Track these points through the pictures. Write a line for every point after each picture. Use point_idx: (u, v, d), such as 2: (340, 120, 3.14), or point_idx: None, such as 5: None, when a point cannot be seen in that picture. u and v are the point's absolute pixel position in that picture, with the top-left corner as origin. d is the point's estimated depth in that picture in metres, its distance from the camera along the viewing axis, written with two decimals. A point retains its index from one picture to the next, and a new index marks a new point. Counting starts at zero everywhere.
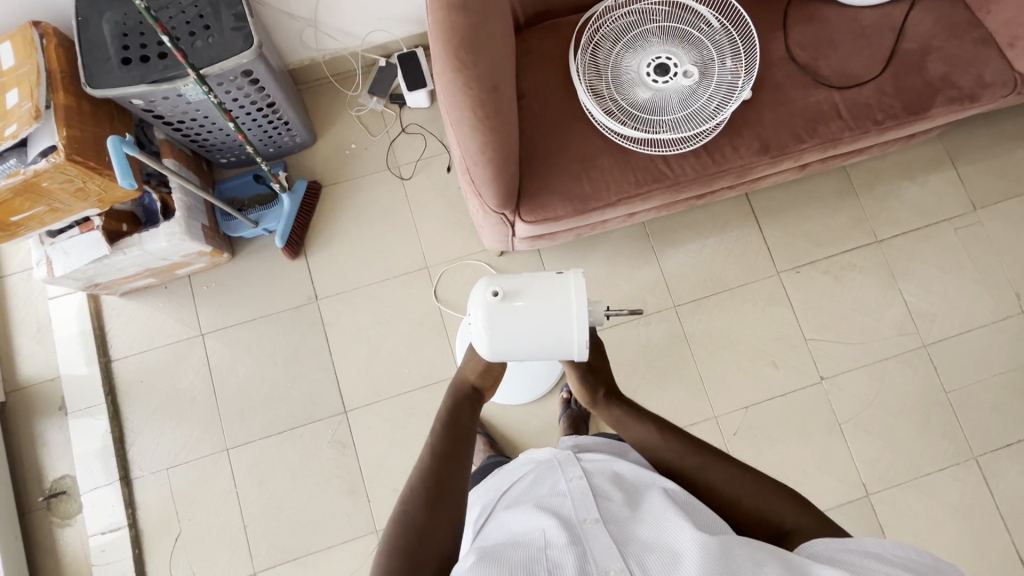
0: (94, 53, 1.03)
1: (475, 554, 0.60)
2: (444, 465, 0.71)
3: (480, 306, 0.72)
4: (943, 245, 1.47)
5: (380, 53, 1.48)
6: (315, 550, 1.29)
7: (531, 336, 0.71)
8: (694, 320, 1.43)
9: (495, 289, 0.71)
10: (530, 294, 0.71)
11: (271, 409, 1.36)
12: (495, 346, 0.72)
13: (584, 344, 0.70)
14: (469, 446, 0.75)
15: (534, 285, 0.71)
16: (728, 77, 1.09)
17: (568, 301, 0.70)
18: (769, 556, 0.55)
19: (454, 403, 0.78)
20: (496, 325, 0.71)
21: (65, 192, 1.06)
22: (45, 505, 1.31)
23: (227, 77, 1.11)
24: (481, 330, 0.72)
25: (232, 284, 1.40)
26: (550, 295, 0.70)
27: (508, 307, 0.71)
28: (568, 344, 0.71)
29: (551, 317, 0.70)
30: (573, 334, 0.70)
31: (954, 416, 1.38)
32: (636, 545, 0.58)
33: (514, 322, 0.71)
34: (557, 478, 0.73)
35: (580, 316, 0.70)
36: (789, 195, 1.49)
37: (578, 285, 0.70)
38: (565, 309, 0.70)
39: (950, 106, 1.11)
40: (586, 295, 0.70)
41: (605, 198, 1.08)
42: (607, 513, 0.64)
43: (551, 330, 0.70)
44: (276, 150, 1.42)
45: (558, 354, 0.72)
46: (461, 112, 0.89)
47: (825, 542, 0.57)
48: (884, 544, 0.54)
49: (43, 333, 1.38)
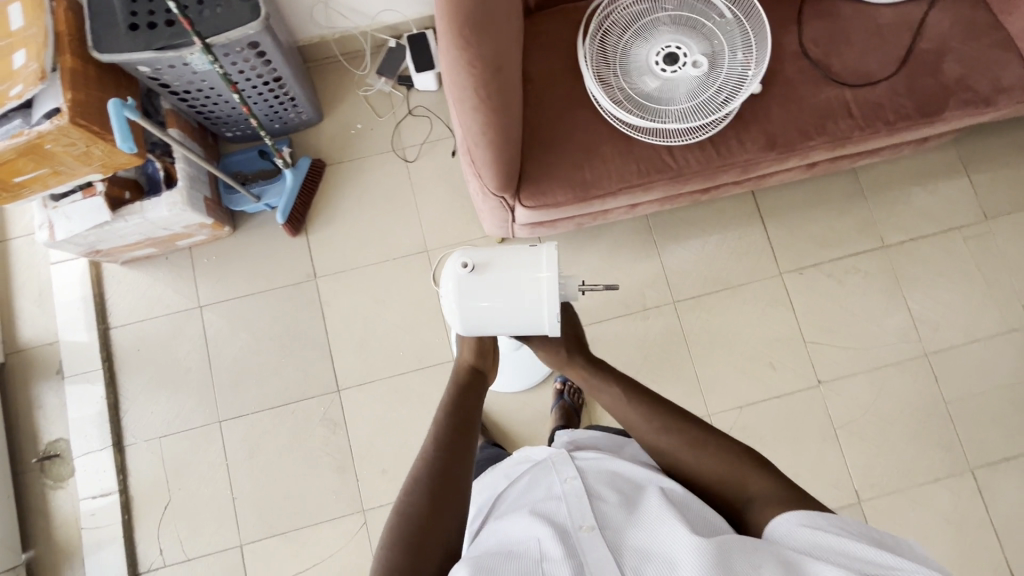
0: (102, 18, 1.03)
1: (468, 563, 0.58)
2: (449, 451, 0.70)
3: (451, 280, 0.71)
4: (951, 254, 1.44)
5: (389, 33, 1.47)
6: (301, 526, 1.30)
7: (502, 310, 0.71)
8: (693, 317, 1.42)
9: (466, 261, 0.71)
10: (501, 267, 0.71)
11: (265, 384, 1.36)
12: (466, 320, 0.72)
13: (555, 317, 0.71)
14: (475, 438, 0.74)
15: (505, 257, 0.71)
16: (738, 69, 1.07)
17: (539, 270, 0.70)
18: (763, 553, 0.54)
19: (459, 391, 0.77)
20: (467, 298, 0.71)
21: (69, 156, 1.06)
22: (39, 467, 1.33)
23: (234, 48, 1.10)
24: (452, 305, 0.72)
25: (232, 258, 1.41)
26: (521, 265, 0.70)
27: (480, 279, 0.71)
28: (539, 318, 0.72)
29: (522, 290, 0.70)
30: (544, 308, 0.71)
31: (952, 427, 1.36)
32: (634, 555, 0.57)
33: (485, 296, 0.71)
34: (552, 480, 0.71)
35: (551, 288, 0.70)
36: (796, 196, 1.48)
37: (550, 256, 0.70)
38: (536, 282, 0.70)
39: (965, 109, 1.09)
40: (557, 267, 0.70)
41: (606, 186, 1.07)
42: (603, 520, 0.62)
43: (523, 301, 0.70)
44: (282, 126, 1.42)
45: (529, 326, 0.72)
46: (464, 91, 0.88)
47: (791, 522, 0.58)
48: (846, 520, 0.56)
49: (44, 297, 1.39)
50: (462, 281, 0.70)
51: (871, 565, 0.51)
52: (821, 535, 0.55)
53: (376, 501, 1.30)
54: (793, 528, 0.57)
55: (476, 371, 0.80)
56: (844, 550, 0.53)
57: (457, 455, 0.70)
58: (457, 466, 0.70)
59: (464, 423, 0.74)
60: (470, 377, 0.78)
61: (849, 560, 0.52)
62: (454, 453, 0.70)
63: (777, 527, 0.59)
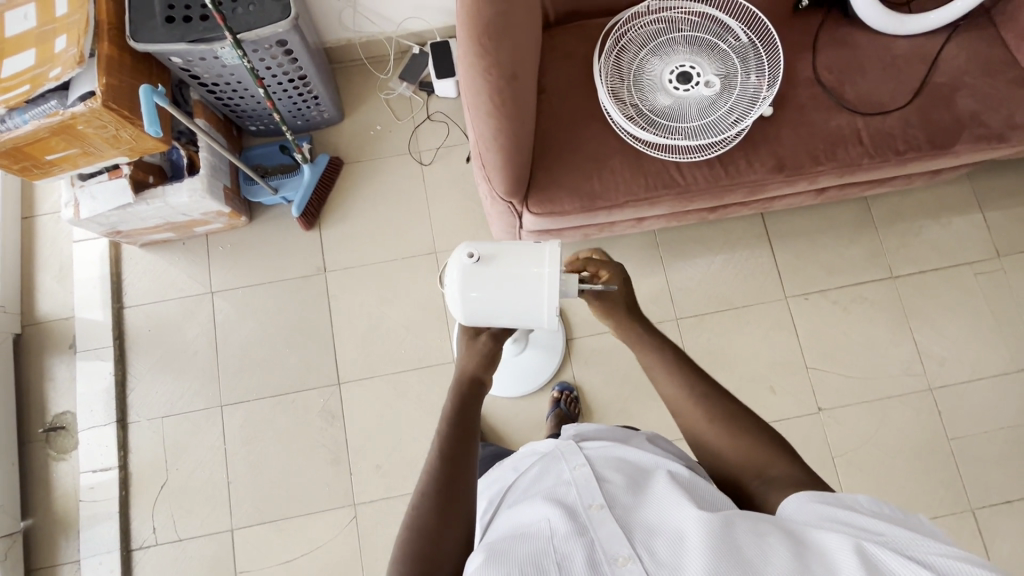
0: (140, 10, 1.08)
1: (484, 550, 0.59)
2: (457, 444, 0.70)
3: (455, 268, 0.73)
4: (961, 289, 1.43)
5: (414, 40, 1.51)
6: (292, 516, 1.31)
7: (502, 300, 0.72)
8: (694, 335, 1.42)
9: (471, 252, 0.73)
10: (504, 259, 0.72)
11: (267, 373, 1.39)
12: (466, 308, 0.74)
13: (554, 311, 0.72)
14: (472, 441, 0.72)
15: (510, 251, 0.73)
16: (750, 91, 1.09)
17: (541, 265, 0.72)
18: (765, 524, 0.55)
19: (459, 404, 0.73)
20: (469, 287, 0.73)
21: (99, 138, 1.11)
22: (44, 437, 1.37)
23: (262, 45, 1.15)
24: (454, 292, 0.74)
25: (246, 248, 1.45)
26: (524, 259, 0.72)
27: (482, 270, 0.73)
28: (539, 310, 0.73)
29: (523, 283, 0.71)
30: (544, 301, 0.72)
31: (954, 465, 1.34)
32: (644, 530, 0.57)
33: (487, 286, 0.72)
34: (561, 467, 0.71)
35: (551, 282, 0.71)
36: (804, 222, 1.48)
37: (553, 252, 0.72)
38: (539, 276, 0.71)
39: (977, 144, 1.09)
40: (559, 263, 0.71)
41: (614, 197, 1.08)
42: (614, 500, 0.62)
43: (523, 295, 0.72)
44: (304, 123, 1.46)
45: (528, 320, 0.74)
46: (478, 97, 0.90)
47: (793, 498, 0.60)
48: (861, 499, 0.56)
49: (64, 273, 1.44)
50: (464, 270, 0.72)
51: (865, 531, 0.51)
52: (819, 505, 0.56)
53: (368, 495, 1.31)
54: (795, 502, 0.59)
55: (478, 381, 0.75)
56: (845, 520, 0.53)
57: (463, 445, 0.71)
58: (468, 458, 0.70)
59: (468, 423, 0.72)
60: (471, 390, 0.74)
61: (842, 525, 0.53)
62: (460, 443, 0.70)
63: (784, 503, 0.60)
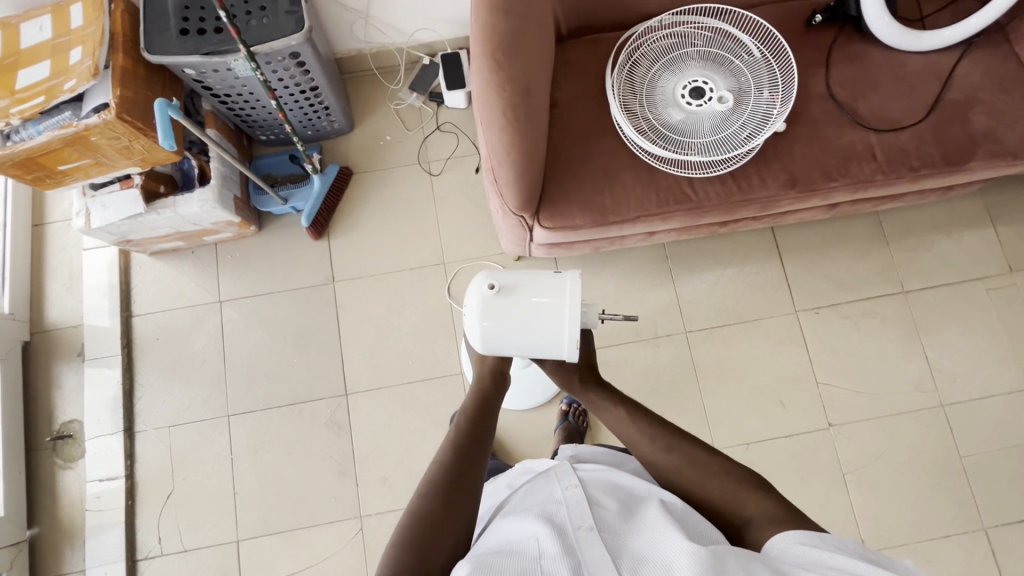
0: (155, 22, 1.09)
1: (469, 562, 0.58)
2: (465, 455, 0.72)
3: (476, 297, 0.76)
4: (973, 305, 1.42)
5: (424, 51, 1.52)
6: (298, 527, 1.30)
7: (523, 331, 0.75)
8: (704, 348, 1.41)
9: (492, 282, 0.76)
10: (524, 289, 0.75)
11: (275, 382, 1.39)
12: (487, 337, 0.77)
13: (574, 342, 0.74)
14: (481, 458, 0.73)
15: (530, 281, 0.76)
16: (763, 107, 1.08)
17: (562, 296, 0.75)
18: (751, 561, 0.55)
19: (481, 397, 0.80)
20: (490, 316, 0.75)
21: (112, 148, 1.11)
22: (51, 445, 1.36)
23: (275, 57, 1.15)
24: (475, 321, 0.77)
25: (254, 257, 1.45)
26: (545, 289, 0.75)
27: (503, 299, 0.75)
28: (559, 341, 0.75)
29: (544, 314, 0.74)
30: (564, 332, 0.74)
31: (966, 483, 1.32)
32: (631, 558, 0.57)
33: (508, 316, 0.75)
34: (553, 486, 0.71)
35: (572, 312, 0.74)
36: (815, 235, 1.47)
37: (574, 284, 0.75)
38: (560, 307, 0.74)
39: (992, 161, 1.08)
40: (579, 294, 0.74)
41: (624, 212, 1.08)
42: (602, 523, 0.63)
43: (545, 325, 0.75)
44: (314, 133, 1.47)
45: (548, 350, 0.76)
46: (491, 112, 0.90)
47: (783, 535, 0.59)
48: (847, 543, 0.55)
49: (74, 281, 1.45)
50: (485, 299, 0.74)
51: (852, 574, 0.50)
52: (806, 548, 0.55)
53: (375, 507, 1.30)
54: (782, 541, 0.58)
55: (502, 374, 0.83)
56: (833, 563, 0.52)
57: (471, 464, 0.72)
58: (476, 465, 0.72)
59: (480, 438, 0.75)
60: (493, 383, 0.81)
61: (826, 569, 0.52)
62: (465, 453, 0.73)
63: (770, 545, 0.59)
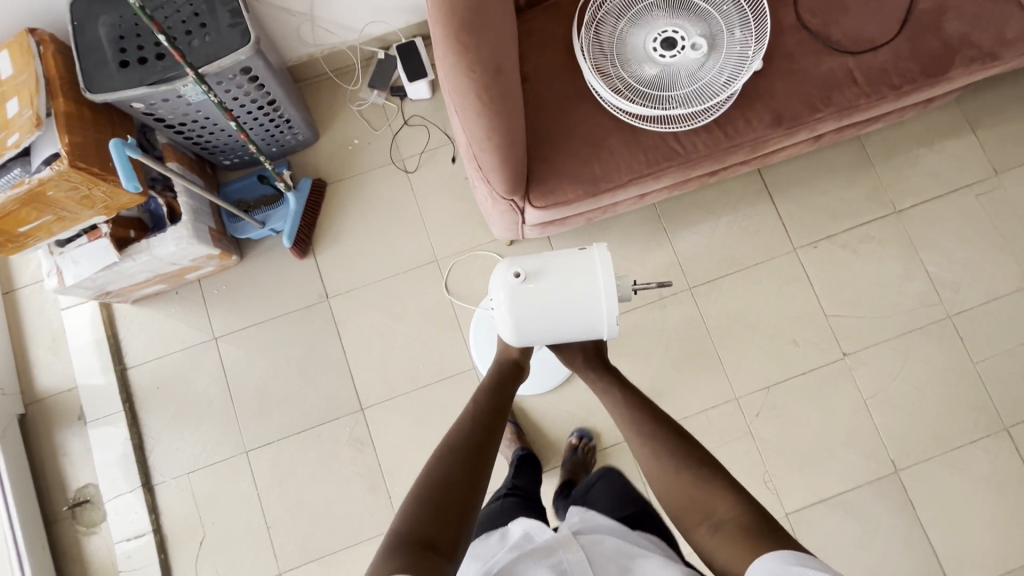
0: (91, 58, 1.02)
1: None
2: (482, 431, 0.79)
3: (505, 288, 0.81)
4: (965, 213, 1.43)
5: (378, 45, 1.45)
6: (339, 549, 1.29)
7: (558, 311, 0.81)
8: (710, 301, 1.40)
9: (517, 271, 0.80)
10: (552, 273, 0.81)
11: (288, 410, 1.35)
12: (525, 323, 0.82)
13: (614, 314, 0.81)
14: (498, 438, 0.80)
15: (554, 265, 0.81)
16: (738, 48, 1.05)
17: (593, 272, 0.80)
18: None
19: (500, 374, 0.92)
20: (524, 304, 0.81)
21: (71, 200, 1.05)
22: (69, 514, 1.32)
23: (226, 75, 1.09)
24: (508, 310, 0.82)
25: (242, 287, 1.40)
26: (575, 269, 0.81)
27: (532, 286, 0.80)
28: (598, 315, 0.82)
29: (581, 292, 0.80)
30: (603, 306, 0.81)
31: (983, 388, 1.35)
32: None
33: (541, 300, 0.81)
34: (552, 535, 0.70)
35: (607, 286, 0.80)
36: (802, 169, 1.46)
37: (602, 258, 0.81)
38: (591, 282, 0.80)
39: (971, 66, 1.07)
40: (609, 268, 0.80)
41: (617, 178, 1.05)
42: None
43: (584, 301, 0.81)
44: (279, 148, 1.40)
45: (591, 325, 0.83)
46: (466, 96, 0.86)
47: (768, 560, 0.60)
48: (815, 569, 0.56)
49: (58, 343, 1.38)
50: (516, 288, 0.79)
51: None
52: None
53: None
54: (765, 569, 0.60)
55: (518, 365, 0.94)
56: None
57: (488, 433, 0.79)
58: (496, 431, 0.80)
59: (495, 416, 0.83)
60: (512, 370, 0.93)
61: None
62: (486, 428, 0.80)
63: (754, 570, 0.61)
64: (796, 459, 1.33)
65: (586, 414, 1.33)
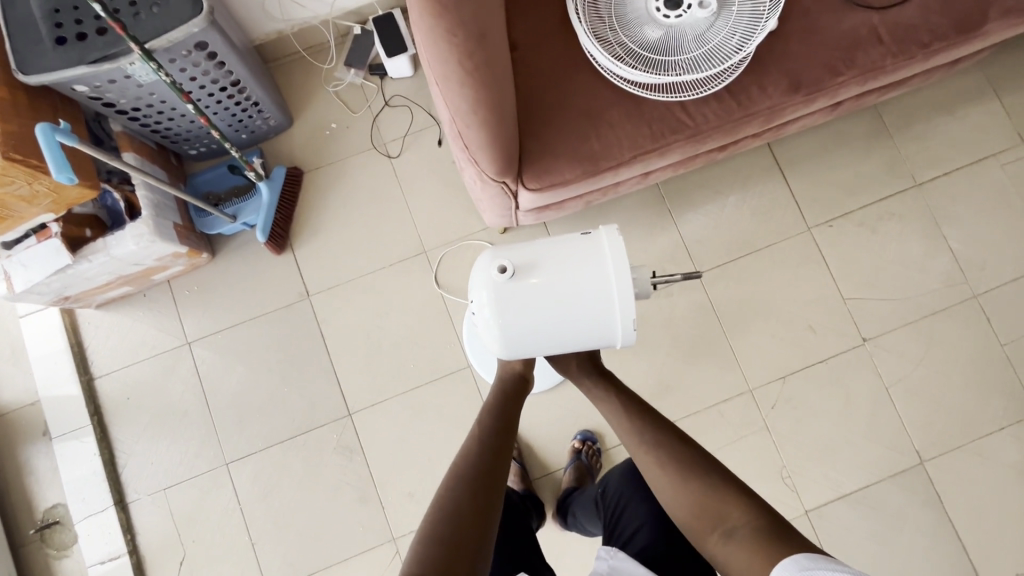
0: (25, 35, 0.90)
1: None
2: (491, 459, 0.71)
3: (490, 285, 0.71)
4: (990, 185, 1.33)
5: (353, 19, 1.33)
6: (328, 564, 1.20)
7: (552, 309, 0.71)
8: (720, 287, 1.31)
9: (503, 265, 0.71)
10: (542, 266, 0.72)
11: (269, 418, 1.26)
12: (515, 324, 0.72)
13: (619, 311, 0.71)
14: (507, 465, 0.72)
15: (546, 258, 0.72)
16: (750, 5, 0.92)
17: (592, 264, 0.71)
18: None
19: (503, 391, 0.84)
20: (512, 302, 0.71)
21: (10, 197, 0.94)
22: (38, 537, 1.23)
23: (179, 52, 0.97)
24: (494, 309, 0.72)
25: (214, 286, 1.29)
26: (571, 261, 0.71)
27: (520, 281, 0.71)
28: (601, 313, 0.72)
29: (578, 287, 0.71)
30: (604, 303, 0.71)
31: (1012, 371, 1.26)
32: None
33: (531, 296, 0.71)
34: None
35: (608, 280, 0.71)
36: (815, 142, 1.36)
37: (602, 248, 0.72)
38: (589, 273, 0.71)
39: (1007, 20, 0.97)
40: (612, 259, 0.71)
41: (618, 155, 0.95)
42: None
43: (583, 297, 0.71)
44: (249, 135, 1.29)
45: (593, 326, 0.73)
46: (446, 63, 0.75)
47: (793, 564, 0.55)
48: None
49: (19, 354, 1.28)
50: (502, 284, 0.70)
51: None
52: None
53: (407, 526, 1.21)
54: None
55: (523, 378, 0.87)
56: None
57: (498, 462, 0.71)
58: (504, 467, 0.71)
59: (502, 441, 0.75)
60: (518, 385, 0.86)
61: None
62: (494, 454, 0.72)
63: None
64: (814, 453, 1.25)
65: (589, 412, 1.24)
